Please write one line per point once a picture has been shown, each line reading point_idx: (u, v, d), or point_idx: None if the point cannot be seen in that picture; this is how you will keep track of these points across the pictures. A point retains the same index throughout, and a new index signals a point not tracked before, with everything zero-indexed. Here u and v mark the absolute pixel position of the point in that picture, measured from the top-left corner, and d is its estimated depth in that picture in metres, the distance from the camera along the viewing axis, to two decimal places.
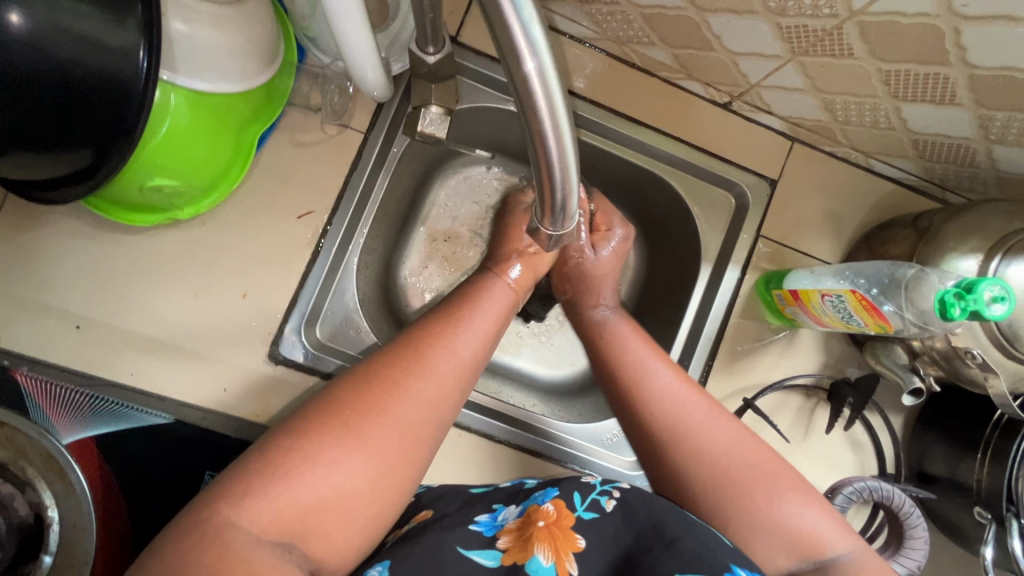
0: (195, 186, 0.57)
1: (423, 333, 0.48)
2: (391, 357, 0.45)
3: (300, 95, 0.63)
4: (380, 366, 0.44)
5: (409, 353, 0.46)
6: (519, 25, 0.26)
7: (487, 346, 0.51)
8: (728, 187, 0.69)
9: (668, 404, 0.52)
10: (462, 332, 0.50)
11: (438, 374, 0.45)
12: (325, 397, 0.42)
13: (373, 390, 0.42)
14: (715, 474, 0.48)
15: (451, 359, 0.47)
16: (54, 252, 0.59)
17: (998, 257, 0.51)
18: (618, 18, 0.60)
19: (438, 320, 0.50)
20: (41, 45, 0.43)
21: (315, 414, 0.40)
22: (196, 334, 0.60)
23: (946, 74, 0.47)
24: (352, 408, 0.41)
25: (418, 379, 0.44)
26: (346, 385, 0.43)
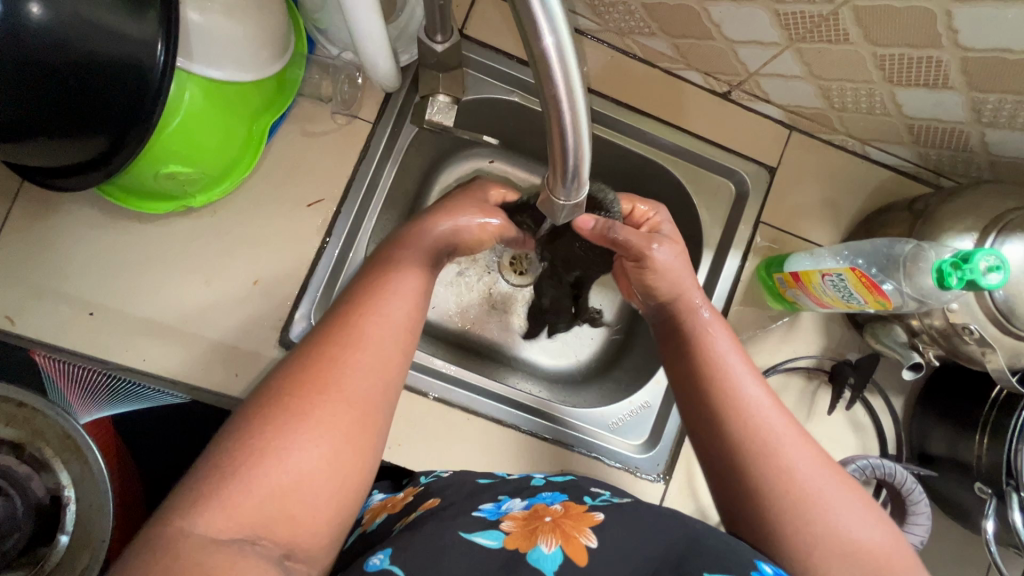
0: (207, 174, 0.59)
1: (350, 305, 0.47)
2: (321, 337, 0.44)
3: (310, 86, 0.65)
4: (311, 348, 0.43)
5: (338, 326, 0.45)
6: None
7: (423, 307, 0.50)
8: (728, 174, 0.70)
9: (754, 415, 0.49)
10: (394, 295, 0.48)
11: (375, 341, 0.44)
12: (262, 392, 0.41)
13: (307, 373, 0.41)
14: (794, 487, 0.46)
15: (385, 323, 0.46)
16: (69, 239, 0.60)
17: (993, 236, 0.52)
18: (620, 9, 0.62)
19: (365, 287, 0.49)
20: (61, 36, 0.44)
21: (256, 409, 0.39)
22: (209, 319, 0.61)
23: (939, 57, 0.49)
24: (290, 395, 0.40)
25: (351, 351, 0.43)
26: (281, 375, 0.41)
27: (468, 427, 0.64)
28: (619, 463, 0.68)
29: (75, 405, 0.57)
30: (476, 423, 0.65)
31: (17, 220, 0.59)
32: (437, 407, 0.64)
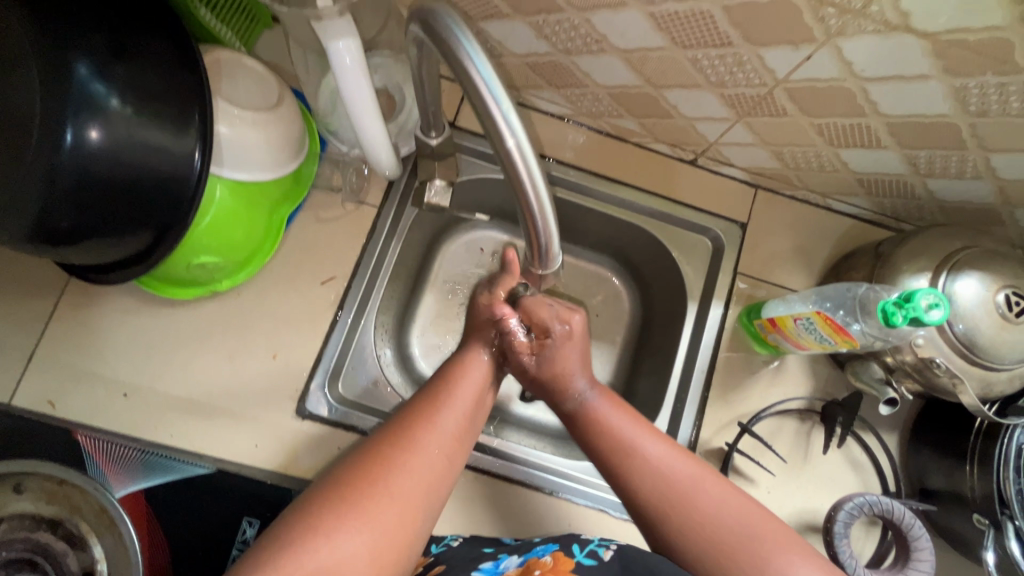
0: (233, 261, 0.66)
1: (414, 412, 0.52)
2: (385, 436, 0.49)
3: (323, 179, 0.73)
4: (375, 446, 0.48)
5: (410, 425, 0.50)
6: (499, 110, 0.37)
7: (473, 418, 0.55)
8: (703, 232, 0.76)
9: (665, 474, 0.53)
10: (450, 405, 0.53)
11: (435, 453, 0.49)
12: (333, 477, 0.46)
13: (374, 470, 0.46)
14: (730, 547, 0.49)
15: (440, 431, 0.51)
16: (108, 326, 0.66)
17: (944, 274, 0.57)
18: (590, 98, 0.70)
19: (426, 396, 0.54)
20: (114, 153, 0.52)
21: (327, 499, 0.44)
22: (232, 393, 0.66)
23: (866, 123, 0.56)
24: (356, 489, 0.45)
25: (410, 454, 0.48)
26: (347, 468, 0.47)
27: (475, 484, 0.67)
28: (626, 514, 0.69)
29: (109, 478, 0.60)
30: (483, 480, 0.68)
31: (61, 312, 0.66)
32: None
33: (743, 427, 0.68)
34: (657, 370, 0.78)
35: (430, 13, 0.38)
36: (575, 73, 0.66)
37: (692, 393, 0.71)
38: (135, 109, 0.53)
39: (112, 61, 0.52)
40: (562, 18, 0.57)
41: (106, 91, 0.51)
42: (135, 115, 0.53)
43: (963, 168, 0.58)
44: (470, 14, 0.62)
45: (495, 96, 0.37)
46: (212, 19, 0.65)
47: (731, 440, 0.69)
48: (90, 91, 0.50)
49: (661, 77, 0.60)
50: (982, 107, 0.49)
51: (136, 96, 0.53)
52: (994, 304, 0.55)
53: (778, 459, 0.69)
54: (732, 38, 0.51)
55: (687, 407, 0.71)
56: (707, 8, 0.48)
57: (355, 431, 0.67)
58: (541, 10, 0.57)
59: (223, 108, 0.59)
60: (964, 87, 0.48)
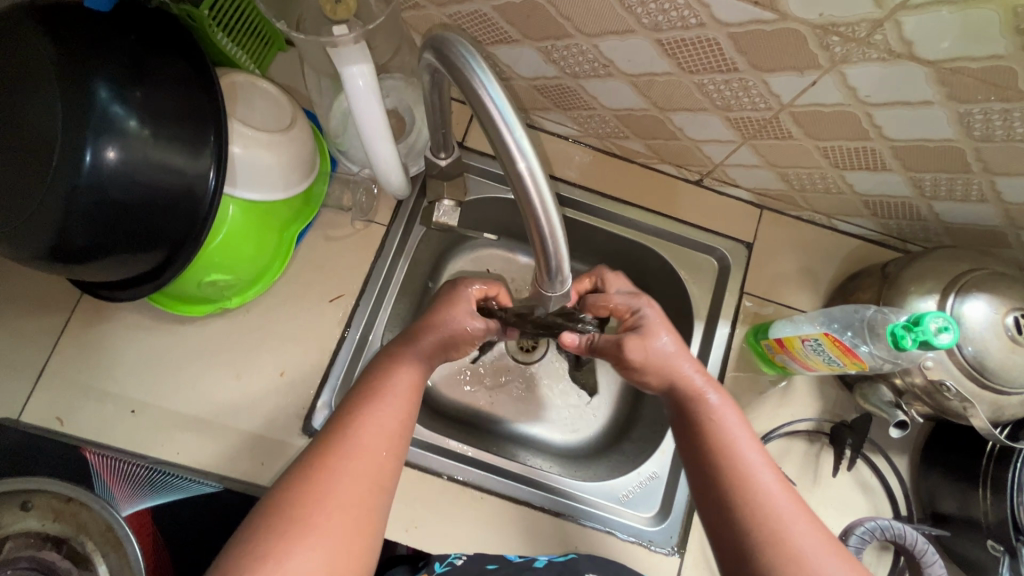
0: (243, 279, 0.67)
1: (349, 410, 0.51)
2: (323, 445, 0.49)
3: (333, 198, 0.74)
4: (315, 456, 0.48)
5: (338, 436, 0.49)
6: (509, 133, 0.38)
7: (413, 411, 0.54)
8: (709, 252, 0.77)
9: (770, 499, 0.49)
10: (385, 404, 0.52)
11: (369, 460, 0.48)
12: (276, 498, 0.45)
13: (309, 486, 0.46)
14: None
15: (378, 430, 0.50)
16: (118, 344, 0.67)
17: (952, 295, 0.57)
18: (596, 120, 0.71)
19: (362, 398, 0.52)
20: (131, 173, 0.53)
21: (267, 524, 0.43)
22: (240, 411, 0.66)
23: (871, 147, 0.57)
24: (292, 513, 0.44)
25: (349, 461, 0.47)
26: (289, 479, 0.47)
27: (481, 504, 0.67)
28: (632, 536, 0.68)
29: (116, 497, 0.61)
30: (490, 501, 0.67)
31: (72, 328, 0.67)
32: (451, 487, 0.67)
33: None
34: None
35: (443, 43, 0.39)
36: (582, 96, 0.67)
37: None
38: (152, 130, 0.54)
39: (132, 84, 0.53)
40: (570, 44, 0.58)
41: (125, 113, 0.52)
42: (152, 136, 0.54)
43: (969, 191, 0.59)
44: (481, 40, 0.64)
45: (506, 120, 0.38)
46: (228, 43, 0.67)
47: None
48: (110, 114, 0.51)
49: (668, 101, 0.61)
50: (987, 132, 0.50)
51: (154, 117, 0.54)
52: (1004, 327, 0.55)
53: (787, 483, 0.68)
54: (737, 64, 0.52)
55: None
56: (713, 36, 0.49)
57: None
58: (550, 36, 0.58)
59: (238, 130, 0.60)
60: (968, 113, 0.48)
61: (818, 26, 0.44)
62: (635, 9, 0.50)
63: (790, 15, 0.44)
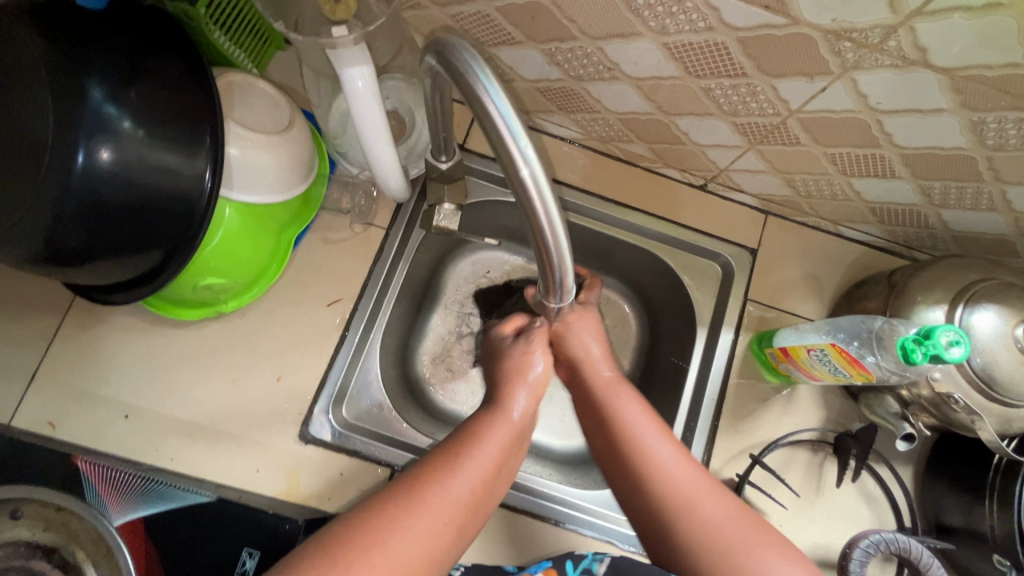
0: (239, 283, 0.65)
1: (431, 466, 0.48)
2: (394, 495, 0.45)
3: (332, 201, 0.73)
4: (379, 505, 0.44)
5: (427, 488, 0.46)
6: (513, 141, 0.37)
7: (490, 487, 0.49)
8: (713, 257, 0.76)
9: (668, 475, 0.52)
10: (467, 466, 0.48)
11: (449, 521, 0.45)
12: (324, 538, 0.41)
13: (385, 529, 0.42)
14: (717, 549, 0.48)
15: (451, 495, 0.46)
16: (112, 347, 0.66)
17: (962, 305, 0.56)
18: (600, 123, 0.70)
19: (443, 453, 0.49)
20: (125, 174, 0.52)
21: (330, 555, 0.40)
22: (236, 417, 0.65)
23: (881, 154, 0.55)
24: (360, 549, 0.40)
25: (416, 519, 0.43)
26: (350, 521, 0.43)
27: None
28: (633, 546, 0.68)
29: (108, 507, 0.58)
30: (488, 509, 0.66)
31: (65, 331, 0.66)
32: None
33: (755, 458, 0.67)
34: (665, 397, 0.76)
35: (445, 47, 0.38)
36: (585, 99, 0.66)
37: (702, 422, 0.70)
38: (147, 131, 0.53)
39: (126, 84, 0.52)
40: (575, 46, 0.57)
41: (119, 114, 0.51)
42: (146, 137, 0.52)
43: (978, 200, 0.58)
44: (482, 41, 0.63)
45: (509, 127, 0.37)
46: (226, 42, 0.66)
47: (742, 472, 0.68)
48: (103, 114, 0.50)
49: (673, 105, 0.60)
50: (999, 141, 0.49)
51: (148, 118, 0.53)
52: (1014, 338, 0.54)
53: (790, 493, 0.67)
54: (746, 69, 0.50)
55: (696, 437, 0.70)
56: (721, 39, 0.48)
57: (358, 457, 0.66)
58: (554, 38, 0.57)
59: (235, 131, 0.59)
60: (982, 122, 0.47)
61: (831, 31, 0.43)
62: (642, 12, 0.49)
63: (802, 20, 0.43)
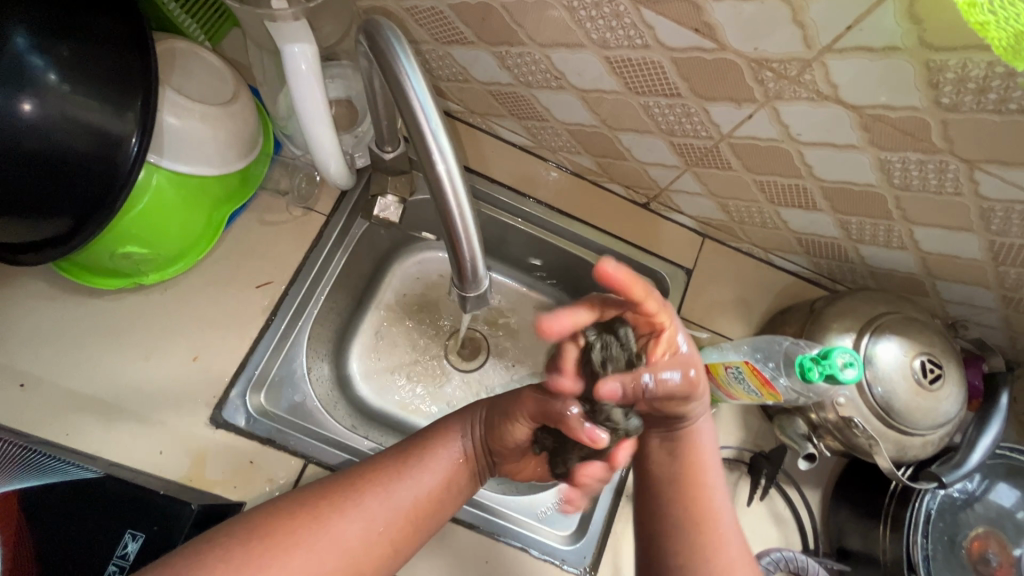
0: (162, 254, 0.63)
1: (374, 465, 0.52)
2: (326, 489, 0.50)
3: (273, 181, 0.71)
4: (319, 497, 0.49)
5: (340, 500, 0.49)
6: (429, 128, 0.37)
7: (433, 497, 0.52)
8: (650, 274, 0.77)
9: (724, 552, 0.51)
10: (408, 477, 0.51)
11: (371, 521, 0.49)
12: (254, 517, 0.47)
13: (294, 529, 0.46)
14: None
15: (388, 503, 0.50)
16: (17, 312, 0.62)
17: (867, 336, 0.59)
18: (550, 132, 0.71)
19: (393, 458, 0.53)
20: (42, 128, 0.50)
21: (243, 535, 0.45)
22: (144, 395, 0.62)
23: (803, 185, 0.59)
24: (270, 540, 0.45)
25: (341, 517, 0.48)
26: (289, 504, 0.48)
27: None
28: (544, 554, 0.65)
29: None
30: None
31: None
32: None
33: None
34: None
35: (374, 27, 0.38)
36: (535, 106, 0.67)
37: None
38: (72, 86, 0.51)
39: (56, 37, 0.50)
40: (523, 52, 0.58)
41: (44, 66, 0.49)
42: (71, 93, 0.51)
43: (890, 238, 0.61)
44: (437, 38, 0.63)
45: (428, 117, 0.37)
46: (177, 9, 0.65)
47: None
48: (26, 64, 0.49)
49: (616, 120, 0.62)
50: (905, 181, 0.52)
51: (74, 73, 0.51)
52: (911, 370, 0.57)
53: None
54: (680, 90, 0.53)
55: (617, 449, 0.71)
56: (657, 58, 0.50)
57: (269, 446, 0.63)
58: (504, 42, 0.58)
59: (170, 97, 0.57)
60: (888, 160, 0.50)
61: (754, 59, 0.46)
62: (584, 23, 0.50)
63: (728, 46, 0.46)
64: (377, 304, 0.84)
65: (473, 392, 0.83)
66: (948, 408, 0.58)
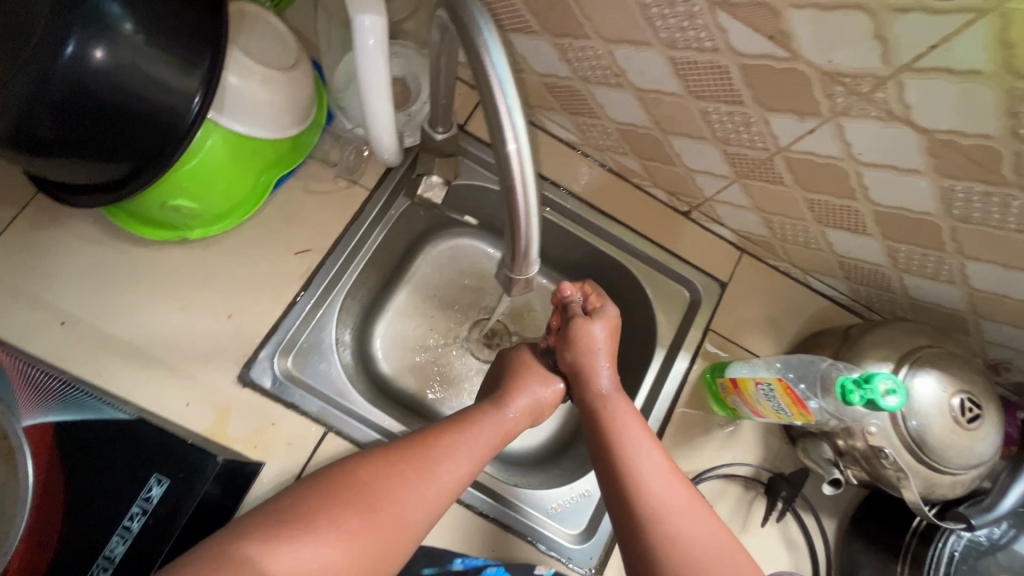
0: (209, 211, 0.64)
1: (431, 431, 0.54)
2: (394, 451, 0.51)
3: (321, 151, 0.72)
4: (386, 456, 0.50)
5: (408, 459, 0.50)
6: (505, 106, 0.37)
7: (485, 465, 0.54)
8: (683, 283, 0.77)
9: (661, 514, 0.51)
10: (468, 444, 0.54)
11: (439, 484, 0.50)
12: (327, 479, 0.48)
13: (367, 488, 0.48)
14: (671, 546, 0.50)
15: (454, 470, 0.51)
16: (64, 252, 0.64)
17: (906, 366, 0.58)
18: (599, 130, 0.71)
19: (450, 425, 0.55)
20: (114, 77, 0.50)
21: (318, 495, 0.47)
22: (177, 346, 0.63)
23: (855, 207, 0.58)
24: (338, 498, 0.46)
25: (416, 478, 0.49)
26: (358, 464, 0.50)
27: None
28: (552, 551, 0.66)
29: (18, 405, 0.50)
30: None
31: (21, 226, 0.63)
32: None
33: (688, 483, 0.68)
34: None
35: (459, 0, 0.38)
36: (589, 102, 0.67)
37: None
38: (146, 39, 0.52)
39: None
40: (586, 45, 0.58)
41: (122, 15, 0.50)
42: (144, 44, 0.51)
43: (938, 270, 0.60)
44: (500, 24, 0.64)
45: (506, 95, 0.37)
46: None
47: None
48: (104, 11, 0.49)
49: (670, 123, 0.62)
50: (964, 213, 0.51)
51: (149, 26, 0.52)
52: (948, 407, 0.56)
53: None
54: (743, 98, 0.52)
55: None
56: (724, 63, 0.50)
57: (292, 410, 0.64)
58: (568, 34, 0.58)
59: (237, 57, 0.58)
60: (951, 190, 0.49)
61: (826, 73, 0.45)
62: (654, 21, 0.50)
63: (801, 56, 0.45)
64: (410, 279, 0.85)
65: None
66: (984, 449, 0.56)
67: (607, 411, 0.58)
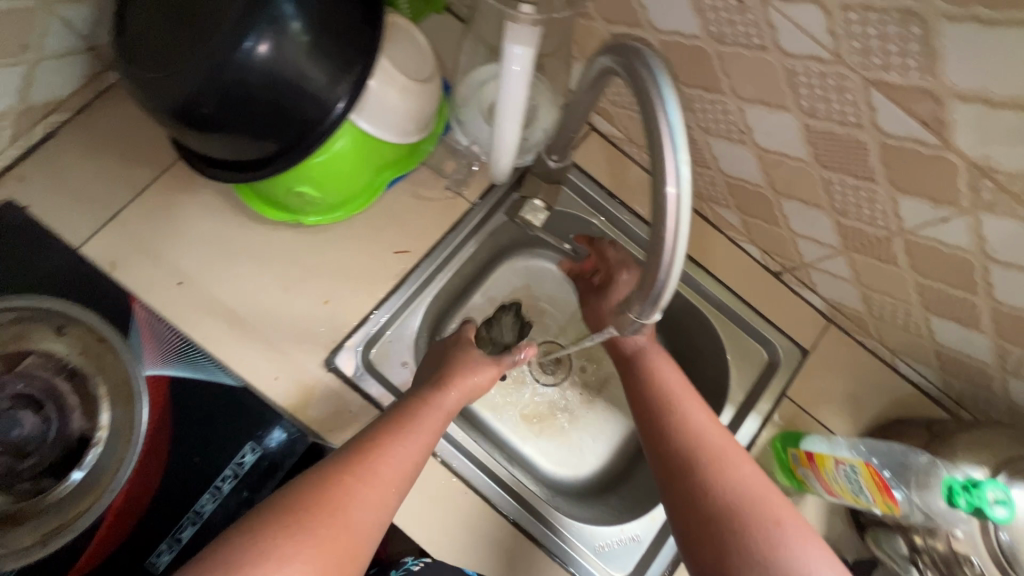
0: (327, 201, 0.67)
1: (372, 436, 0.54)
2: (337, 464, 0.51)
3: (433, 159, 0.76)
4: (332, 468, 0.50)
5: (351, 466, 0.50)
6: (672, 150, 0.38)
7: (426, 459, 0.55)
8: (764, 344, 0.75)
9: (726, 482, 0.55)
10: (408, 443, 0.54)
11: (379, 484, 0.51)
12: (276, 504, 0.47)
13: (319, 501, 0.47)
14: (737, 516, 0.53)
15: (391, 468, 0.52)
16: (189, 218, 0.68)
17: (1004, 474, 0.54)
18: (705, 179, 0.71)
19: (390, 426, 0.55)
20: (273, 70, 0.54)
21: (263, 525, 0.45)
22: (275, 322, 0.67)
23: (972, 301, 0.56)
24: (288, 519, 0.46)
25: (362, 484, 0.50)
26: (311, 481, 0.49)
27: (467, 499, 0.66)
28: None
29: (148, 355, 0.63)
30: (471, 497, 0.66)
31: (156, 188, 0.69)
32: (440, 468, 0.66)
33: None
34: None
35: (636, 51, 0.41)
36: (703, 152, 0.67)
37: None
38: (310, 39, 0.55)
39: None
40: (717, 100, 0.59)
41: (293, 15, 0.54)
42: (307, 44, 0.55)
43: None
44: None
45: (674, 139, 0.38)
46: None
47: None
48: (279, 11, 0.53)
49: (786, 185, 0.62)
50: None
51: (315, 28, 0.55)
52: None
53: None
54: (876, 175, 0.52)
55: None
56: (865, 139, 0.50)
57: (369, 401, 0.66)
58: (701, 86, 0.59)
59: (384, 66, 0.62)
60: None
61: (978, 165, 0.45)
62: (799, 88, 0.51)
63: (953, 145, 0.45)
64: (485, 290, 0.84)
65: (550, 406, 0.83)
66: None
67: (669, 386, 0.63)
